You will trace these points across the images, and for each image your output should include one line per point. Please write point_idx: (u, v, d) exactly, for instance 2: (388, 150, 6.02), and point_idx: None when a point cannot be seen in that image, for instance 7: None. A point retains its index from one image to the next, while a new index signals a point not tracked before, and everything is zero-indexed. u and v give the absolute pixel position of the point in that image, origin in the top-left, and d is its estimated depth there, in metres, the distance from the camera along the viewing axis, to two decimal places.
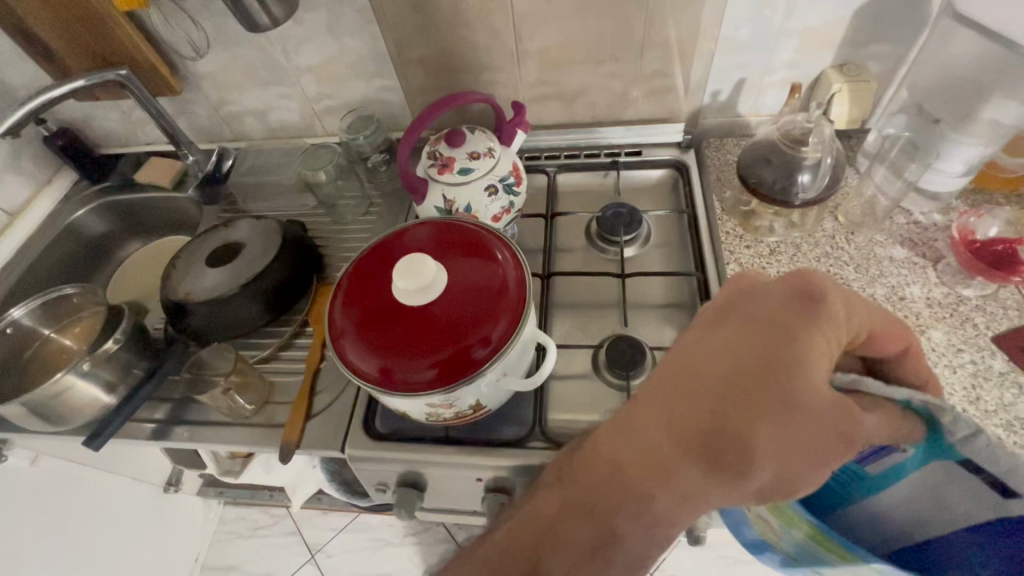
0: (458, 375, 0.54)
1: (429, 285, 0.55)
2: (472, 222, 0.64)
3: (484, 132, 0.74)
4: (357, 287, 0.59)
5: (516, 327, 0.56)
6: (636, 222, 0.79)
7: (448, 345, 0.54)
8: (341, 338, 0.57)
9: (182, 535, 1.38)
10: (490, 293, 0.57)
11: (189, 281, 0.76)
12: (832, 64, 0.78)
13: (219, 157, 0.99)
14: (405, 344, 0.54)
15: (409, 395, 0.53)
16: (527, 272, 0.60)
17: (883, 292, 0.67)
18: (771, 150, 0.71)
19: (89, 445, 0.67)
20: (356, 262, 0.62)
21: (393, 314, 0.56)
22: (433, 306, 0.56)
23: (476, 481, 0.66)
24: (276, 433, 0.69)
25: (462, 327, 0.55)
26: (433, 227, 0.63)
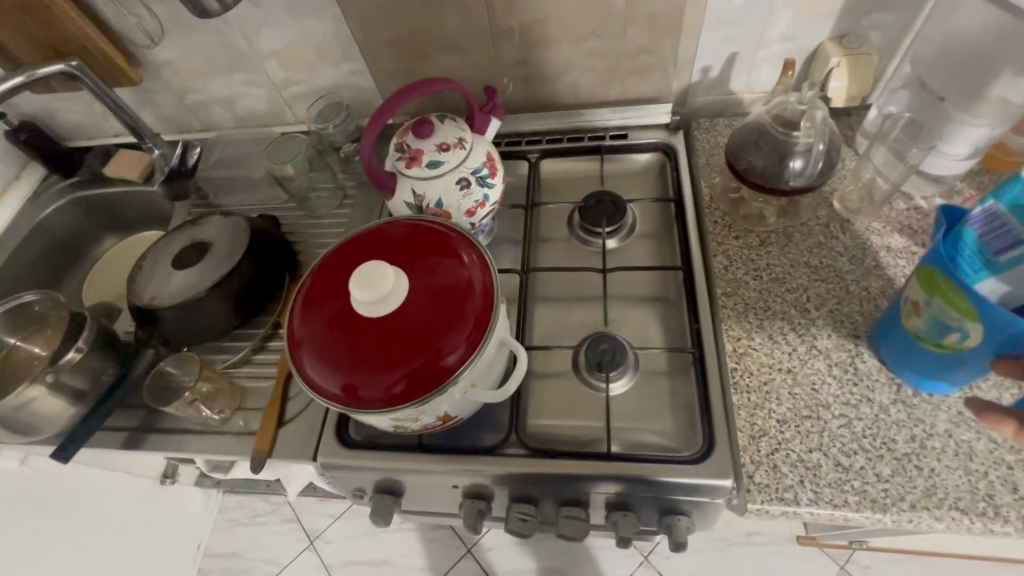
0: (422, 389, 0.51)
1: (388, 296, 0.52)
2: (439, 221, 0.60)
3: (455, 120, 0.69)
4: (318, 294, 0.56)
5: (484, 335, 0.52)
6: (619, 211, 0.75)
7: (412, 357, 0.51)
8: (301, 349, 0.54)
9: (182, 524, 1.40)
10: (454, 298, 0.54)
11: (154, 284, 0.74)
12: (831, 36, 0.73)
13: (184, 148, 0.94)
14: (368, 357, 0.52)
15: (374, 412, 0.51)
16: (495, 273, 0.56)
17: (878, 286, 0.63)
18: (762, 133, 0.66)
19: (56, 458, 0.65)
20: (316, 268, 0.59)
21: (353, 326, 0.53)
22: (394, 316, 0.52)
23: (453, 487, 0.65)
24: (249, 441, 0.68)
25: (426, 336, 0.52)
26: (399, 227, 0.60)
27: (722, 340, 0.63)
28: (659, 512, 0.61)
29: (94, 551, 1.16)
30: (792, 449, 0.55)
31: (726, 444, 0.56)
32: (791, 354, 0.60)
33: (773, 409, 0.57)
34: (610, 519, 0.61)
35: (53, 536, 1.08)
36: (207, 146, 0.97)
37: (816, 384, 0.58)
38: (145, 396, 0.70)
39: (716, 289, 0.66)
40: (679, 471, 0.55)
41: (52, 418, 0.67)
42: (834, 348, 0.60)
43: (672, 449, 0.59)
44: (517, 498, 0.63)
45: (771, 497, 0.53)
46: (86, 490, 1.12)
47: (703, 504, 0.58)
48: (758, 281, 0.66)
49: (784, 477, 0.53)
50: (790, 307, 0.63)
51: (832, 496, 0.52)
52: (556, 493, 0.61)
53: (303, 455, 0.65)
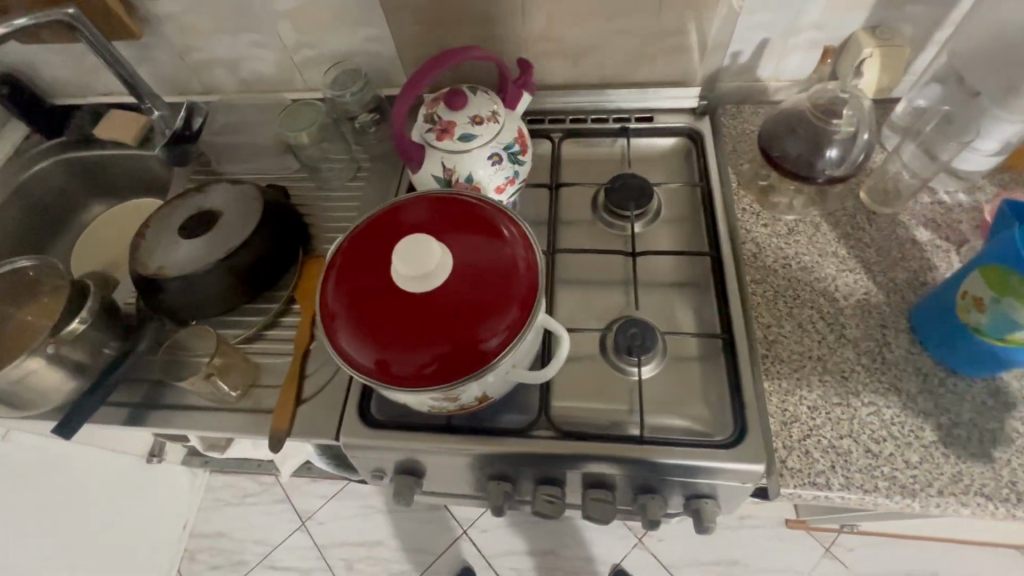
0: (466, 368, 0.49)
1: (431, 272, 0.50)
2: (476, 196, 0.58)
3: (487, 93, 0.66)
4: (353, 267, 0.54)
5: (527, 320, 0.51)
6: (646, 195, 0.74)
7: (454, 336, 0.49)
8: (335, 324, 0.52)
9: (167, 503, 1.36)
10: (499, 276, 0.52)
11: (160, 254, 0.69)
12: (863, 26, 0.72)
13: (188, 114, 0.89)
14: (406, 333, 0.50)
15: (410, 390, 0.49)
16: (537, 251, 0.54)
17: (905, 277, 0.64)
18: (799, 119, 0.66)
19: (58, 434, 0.61)
20: (348, 240, 0.56)
21: (393, 302, 0.51)
22: (435, 292, 0.50)
23: (478, 469, 0.64)
24: (265, 420, 0.65)
25: (468, 314, 0.50)
26: (436, 201, 0.57)
27: (753, 327, 0.63)
28: (685, 495, 0.61)
29: (79, 531, 1.12)
30: (823, 436, 0.56)
31: (759, 430, 0.56)
32: (822, 342, 0.61)
33: (804, 395, 0.58)
34: (636, 502, 0.61)
35: (39, 514, 1.04)
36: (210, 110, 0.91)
37: (847, 372, 0.59)
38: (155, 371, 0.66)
39: (747, 276, 0.66)
40: (713, 455, 0.56)
41: (53, 392, 0.64)
42: (863, 337, 0.61)
43: (703, 432, 0.59)
44: (543, 480, 0.63)
45: (804, 482, 0.54)
46: (76, 468, 1.08)
47: (732, 488, 0.58)
48: (787, 269, 0.66)
49: (817, 463, 0.54)
50: (819, 296, 0.64)
51: (863, 481, 0.53)
52: (585, 475, 0.61)
53: (323, 434, 0.63)
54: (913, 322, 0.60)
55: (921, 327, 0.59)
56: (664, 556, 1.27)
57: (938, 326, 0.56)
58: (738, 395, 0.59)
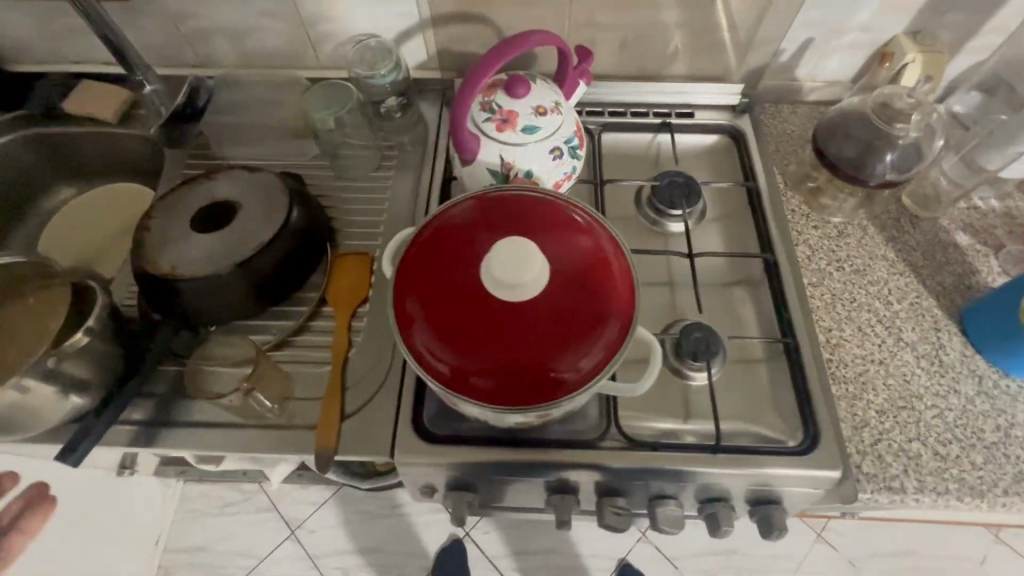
0: (565, 388, 0.46)
1: (529, 282, 0.45)
2: (557, 193, 0.53)
3: (546, 81, 0.61)
4: (431, 270, 0.48)
5: (629, 336, 0.47)
6: (695, 193, 0.72)
7: (551, 350, 0.46)
8: (414, 334, 0.47)
9: (145, 517, 1.24)
10: (596, 287, 0.47)
11: (172, 251, 0.61)
12: (906, 31, 0.73)
13: (192, 91, 0.80)
14: (498, 348, 0.46)
15: (505, 410, 0.46)
16: (630, 257, 0.50)
17: (952, 281, 0.66)
18: (857, 121, 0.66)
19: (61, 460, 0.53)
20: (422, 239, 0.51)
21: (483, 313, 0.46)
22: (530, 302, 0.46)
23: (539, 483, 0.61)
24: (305, 438, 0.59)
25: (565, 329, 0.46)
26: (515, 197, 0.52)
27: (815, 331, 0.63)
28: (752, 501, 0.60)
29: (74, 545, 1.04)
30: (893, 439, 0.56)
31: (832, 437, 0.56)
32: (882, 345, 0.61)
33: (872, 399, 0.58)
34: (702, 510, 0.61)
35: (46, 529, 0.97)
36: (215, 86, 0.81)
37: (908, 375, 0.60)
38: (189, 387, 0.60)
39: (804, 279, 0.66)
40: (789, 463, 0.55)
41: (50, 411, 0.55)
42: (920, 341, 0.62)
43: (774, 438, 0.58)
44: (607, 492, 0.61)
45: (880, 486, 0.54)
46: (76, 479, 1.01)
47: (802, 494, 0.58)
48: (841, 272, 0.66)
49: (890, 467, 0.55)
50: (874, 299, 0.64)
51: (935, 484, 0.54)
52: (653, 486, 0.59)
53: (373, 451, 0.57)
54: (965, 325, 0.62)
55: (974, 329, 0.61)
56: (669, 549, 1.29)
57: (994, 327, 0.58)
58: (809, 401, 0.58)
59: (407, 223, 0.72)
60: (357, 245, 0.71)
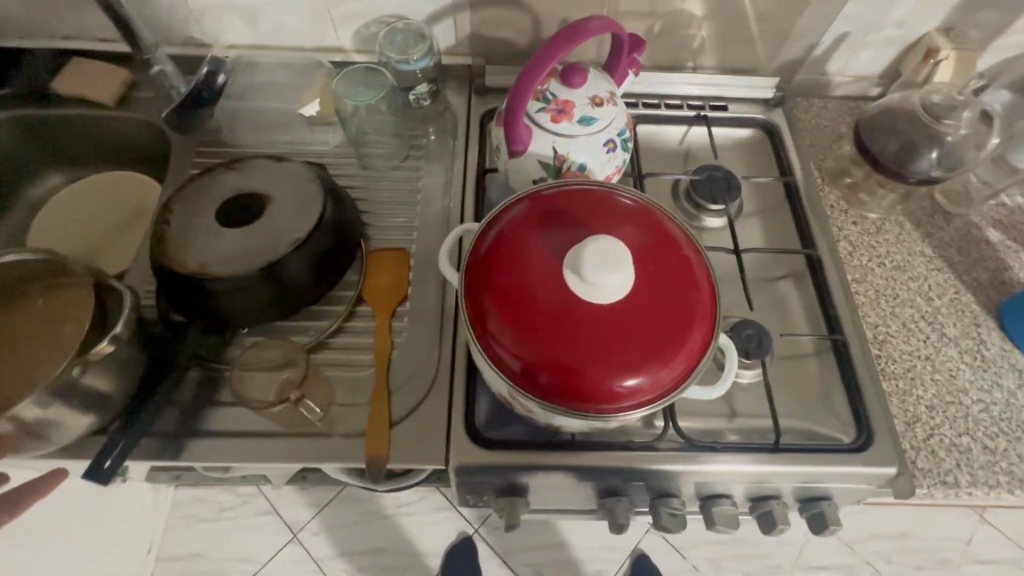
0: (650, 394, 0.44)
1: (618, 286, 0.43)
2: (630, 191, 0.51)
3: (599, 70, 0.59)
4: (509, 269, 0.46)
5: (712, 341, 0.46)
6: (734, 189, 0.71)
7: (640, 347, 0.44)
8: (492, 335, 0.45)
9: (142, 523, 1.15)
10: (681, 290, 0.46)
11: (199, 247, 0.56)
12: (938, 27, 0.74)
13: (209, 70, 0.74)
14: (585, 350, 0.44)
15: (596, 415, 0.44)
16: (708, 259, 0.49)
17: (987, 277, 0.67)
18: (901, 117, 0.67)
19: (91, 479, 0.48)
20: (496, 235, 0.48)
21: (568, 317, 0.44)
22: (616, 306, 0.44)
23: (593, 486, 0.59)
24: (351, 446, 0.56)
25: (652, 334, 0.44)
26: (591, 193, 0.49)
27: (863, 327, 0.63)
28: (804, 498, 0.60)
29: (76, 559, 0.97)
30: (943, 434, 0.57)
31: (886, 433, 0.56)
32: (926, 341, 0.62)
33: (921, 395, 0.59)
34: (755, 510, 0.60)
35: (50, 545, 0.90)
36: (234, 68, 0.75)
37: (953, 370, 0.61)
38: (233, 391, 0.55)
39: (847, 275, 0.66)
40: (845, 460, 0.55)
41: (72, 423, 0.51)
42: (962, 337, 0.63)
43: (827, 435, 0.58)
44: (662, 493, 0.60)
45: (935, 481, 0.55)
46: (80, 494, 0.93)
47: (853, 490, 0.58)
48: (882, 268, 0.67)
49: (944, 461, 0.56)
50: (916, 295, 0.65)
51: (986, 477, 0.55)
52: (708, 486, 0.59)
53: (425, 459, 0.55)
54: (1003, 320, 0.63)
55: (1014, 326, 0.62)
56: (676, 539, 1.17)
57: None
58: (860, 398, 0.59)
59: (441, 217, 0.69)
60: (390, 241, 0.68)
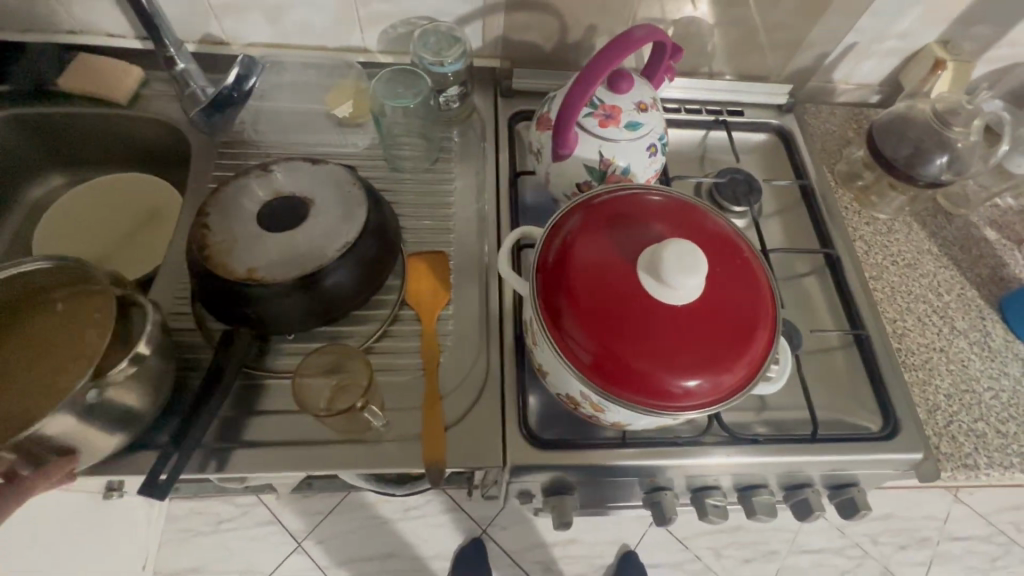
0: (717, 394, 0.45)
1: (692, 288, 0.44)
2: (689, 198, 0.52)
3: (641, 77, 0.61)
4: (582, 269, 0.47)
5: (773, 344, 0.47)
6: (755, 192, 0.74)
7: (710, 346, 0.45)
8: (564, 334, 0.46)
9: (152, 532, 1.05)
10: (744, 295, 0.47)
11: (245, 251, 0.55)
12: (938, 40, 0.79)
13: (239, 73, 0.72)
14: (660, 350, 0.45)
15: (664, 412, 0.45)
16: (766, 266, 0.51)
17: (987, 273, 0.72)
18: (912, 124, 0.71)
19: (150, 493, 0.47)
20: (567, 237, 0.49)
21: (641, 317, 0.45)
22: (687, 308, 0.45)
23: (639, 482, 0.61)
24: (407, 451, 0.56)
25: (720, 336, 0.45)
26: (655, 200, 0.51)
27: (882, 321, 0.67)
28: (833, 484, 0.64)
29: None
30: (961, 420, 0.61)
31: (911, 420, 0.60)
32: (940, 334, 0.67)
33: (939, 384, 0.63)
34: (790, 498, 0.64)
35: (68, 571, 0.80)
36: (260, 70, 0.74)
37: (965, 361, 0.65)
38: (296, 396, 0.55)
39: (865, 273, 0.70)
40: (877, 447, 0.59)
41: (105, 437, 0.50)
42: (971, 329, 0.67)
43: (856, 425, 0.62)
44: (703, 486, 0.62)
45: (958, 465, 0.59)
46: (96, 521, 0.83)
47: (880, 475, 0.62)
48: (895, 266, 0.71)
49: (964, 446, 0.60)
50: (927, 291, 0.70)
51: (1002, 459, 0.59)
52: (749, 477, 0.61)
53: (481, 462, 0.55)
54: (1005, 314, 0.68)
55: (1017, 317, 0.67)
56: (679, 529, 1.16)
57: None
58: (886, 387, 0.62)
59: (477, 219, 0.69)
60: (427, 245, 0.67)
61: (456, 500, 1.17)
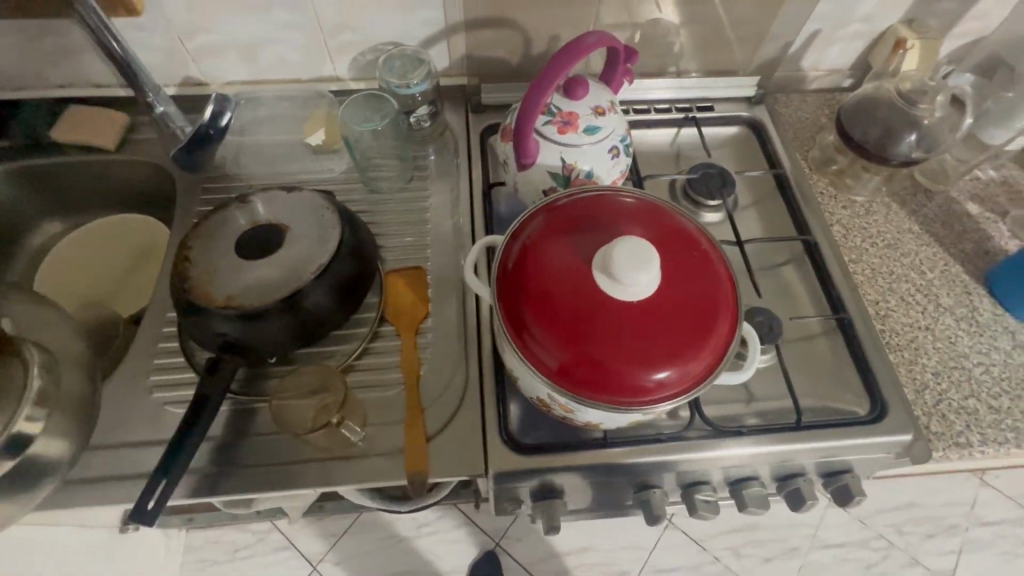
0: (685, 383, 0.46)
1: (646, 281, 0.45)
2: (645, 195, 0.53)
3: (599, 82, 0.62)
4: (540, 274, 0.48)
5: (735, 329, 0.48)
6: (729, 183, 0.74)
7: (671, 335, 0.46)
8: (527, 339, 0.47)
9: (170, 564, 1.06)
10: (703, 282, 0.48)
11: (224, 280, 0.57)
12: (903, 19, 0.79)
13: (215, 110, 0.73)
14: (621, 345, 0.45)
15: (633, 406, 0.46)
16: (724, 253, 0.51)
17: (972, 247, 0.71)
18: (882, 104, 0.71)
19: (137, 520, 0.48)
20: (524, 243, 0.50)
21: (600, 314, 0.46)
22: (645, 302, 0.46)
23: (625, 481, 0.61)
24: (390, 464, 0.57)
25: (681, 325, 0.46)
26: (610, 199, 0.52)
27: (865, 304, 0.66)
28: (824, 471, 0.63)
29: None
30: (951, 398, 0.60)
31: (898, 402, 0.59)
32: (924, 313, 0.66)
33: (926, 363, 0.63)
34: (782, 489, 0.63)
35: None
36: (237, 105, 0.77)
37: (952, 337, 0.64)
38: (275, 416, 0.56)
39: (844, 257, 0.70)
40: (865, 431, 0.58)
41: (64, 458, 0.50)
42: (956, 305, 0.67)
43: (843, 409, 0.61)
44: (690, 482, 0.62)
45: (950, 444, 0.58)
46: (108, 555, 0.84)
47: (872, 460, 0.61)
48: (875, 247, 0.71)
49: (955, 424, 0.59)
50: (909, 270, 0.69)
51: (996, 435, 0.58)
52: (737, 470, 0.61)
53: (464, 469, 0.56)
54: (991, 287, 0.67)
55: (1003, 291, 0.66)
56: (694, 530, 1.14)
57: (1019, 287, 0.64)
58: (872, 372, 0.61)
59: (452, 233, 0.71)
60: (405, 261, 0.69)
61: (469, 514, 1.18)
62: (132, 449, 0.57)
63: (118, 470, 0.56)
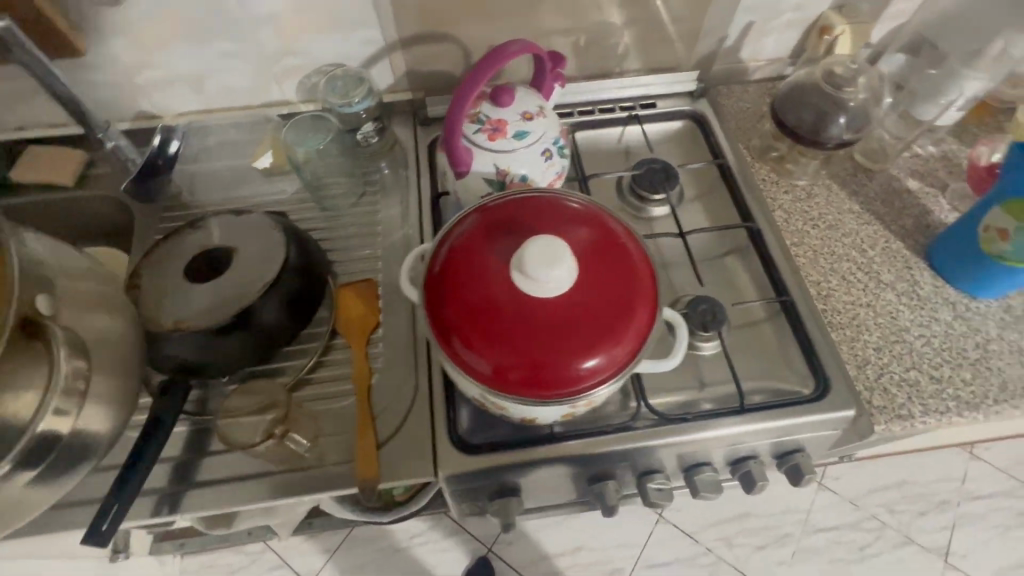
0: (607, 373, 0.47)
1: (562, 277, 0.46)
2: (567, 194, 0.55)
3: (528, 88, 0.64)
4: (464, 278, 0.49)
5: (655, 318, 0.49)
6: (672, 177, 0.75)
7: (591, 328, 0.47)
8: (454, 340, 0.49)
9: None
10: (622, 275, 0.49)
11: (171, 305, 0.59)
12: (833, 5, 0.80)
13: (161, 139, 0.77)
14: (542, 341, 0.47)
15: (559, 399, 0.47)
16: (645, 245, 0.53)
17: (912, 222, 0.72)
18: (812, 90, 0.72)
19: (90, 542, 0.49)
20: (450, 249, 0.52)
21: (520, 312, 0.47)
22: (564, 297, 0.47)
23: (580, 474, 0.62)
24: (343, 472, 0.58)
25: (600, 318, 0.47)
26: (533, 200, 0.54)
27: (806, 285, 0.68)
28: (777, 452, 0.64)
29: None
30: (893, 372, 0.61)
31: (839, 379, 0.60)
32: (866, 290, 0.67)
33: (868, 339, 0.64)
34: (736, 472, 0.64)
35: None
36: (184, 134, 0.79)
37: (893, 312, 0.65)
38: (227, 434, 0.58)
39: (786, 240, 0.71)
40: (808, 410, 0.59)
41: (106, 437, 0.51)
42: (897, 281, 0.68)
43: (788, 390, 0.62)
44: (646, 471, 0.63)
45: (893, 416, 0.59)
46: None
47: (822, 437, 0.62)
48: (816, 229, 0.72)
49: (897, 397, 0.60)
50: (850, 249, 0.70)
51: (937, 405, 0.59)
52: (689, 456, 0.62)
53: (415, 473, 0.58)
54: (930, 260, 0.68)
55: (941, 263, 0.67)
56: (685, 523, 1.14)
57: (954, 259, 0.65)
58: (813, 351, 0.63)
59: (402, 244, 0.73)
60: (356, 274, 0.71)
61: (462, 522, 1.18)
62: (94, 474, 0.59)
63: (82, 494, 0.58)
